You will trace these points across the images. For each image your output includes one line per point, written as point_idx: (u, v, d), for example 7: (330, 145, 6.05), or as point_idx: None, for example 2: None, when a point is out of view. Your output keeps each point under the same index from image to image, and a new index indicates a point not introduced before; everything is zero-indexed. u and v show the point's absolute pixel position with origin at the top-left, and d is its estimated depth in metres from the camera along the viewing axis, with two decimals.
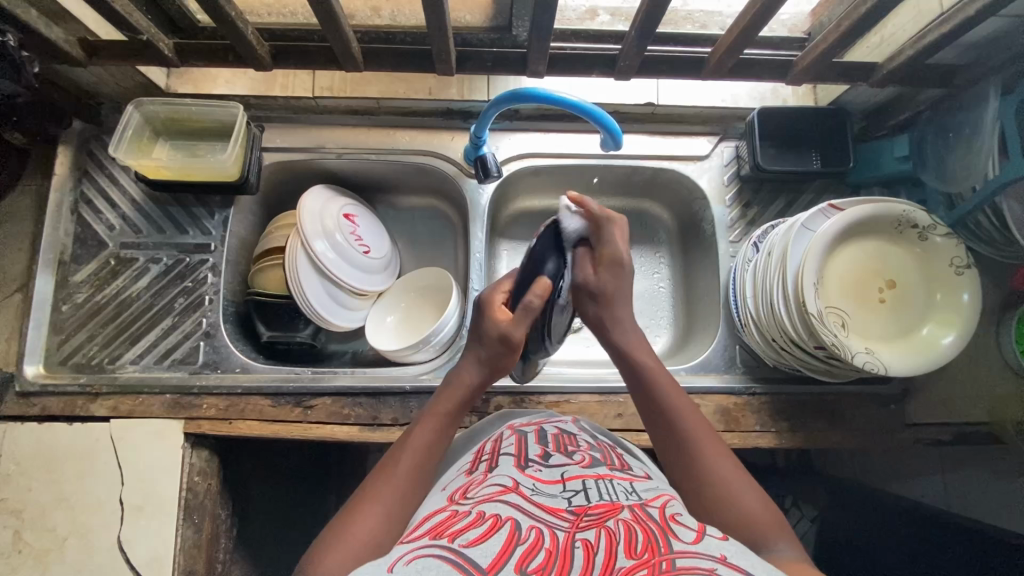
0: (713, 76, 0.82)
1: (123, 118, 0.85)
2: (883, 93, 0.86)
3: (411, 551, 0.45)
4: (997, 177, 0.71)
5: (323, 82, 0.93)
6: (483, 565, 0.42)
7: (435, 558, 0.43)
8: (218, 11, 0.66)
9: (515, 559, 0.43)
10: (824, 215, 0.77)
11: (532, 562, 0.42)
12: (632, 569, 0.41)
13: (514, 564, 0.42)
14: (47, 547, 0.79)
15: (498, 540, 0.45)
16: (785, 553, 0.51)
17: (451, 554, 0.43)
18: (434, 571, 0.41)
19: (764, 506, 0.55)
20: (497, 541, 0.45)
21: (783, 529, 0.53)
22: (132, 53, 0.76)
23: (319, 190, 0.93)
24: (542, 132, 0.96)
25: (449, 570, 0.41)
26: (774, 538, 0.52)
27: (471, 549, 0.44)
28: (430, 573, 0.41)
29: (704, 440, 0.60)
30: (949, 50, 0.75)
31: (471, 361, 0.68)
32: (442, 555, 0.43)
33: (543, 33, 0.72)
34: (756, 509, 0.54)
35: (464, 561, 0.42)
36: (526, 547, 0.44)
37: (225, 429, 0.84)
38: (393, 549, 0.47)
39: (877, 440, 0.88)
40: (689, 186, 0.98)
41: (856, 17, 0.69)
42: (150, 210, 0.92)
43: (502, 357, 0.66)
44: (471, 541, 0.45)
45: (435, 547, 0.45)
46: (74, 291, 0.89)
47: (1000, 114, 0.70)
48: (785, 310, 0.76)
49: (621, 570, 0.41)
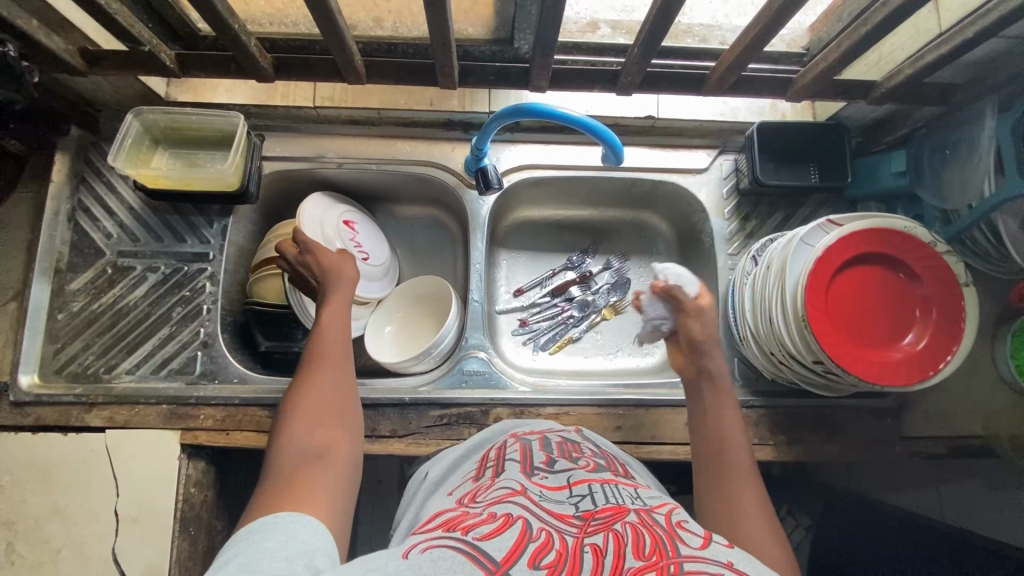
0: (713, 92, 0.83)
1: (122, 127, 0.84)
2: (880, 109, 0.87)
3: (425, 541, 0.45)
4: (991, 195, 0.72)
5: (324, 92, 0.94)
6: (497, 559, 0.42)
7: (449, 548, 0.43)
8: (223, 25, 0.67)
9: (529, 555, 0.43)
10: (822, 230, 0.77)
11: (544, 559, 0.43)
12: (642, 571, 0.42)
13: (527, 559, 0.43)
14: (40, 560, 0.78)
15: (511, 535, 0.45)
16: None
17: (464, 546, 0.44)
18: (450, 562, 0.41)
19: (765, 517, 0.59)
20: (509, 537, 0.45)
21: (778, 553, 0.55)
22: (133, 63, 0.75)
23: (317, 199, 0.91)
24: (542, 144, 0.97)
25: (464, 562, 0.41)
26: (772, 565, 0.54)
27: (485, 543, 0.44)
28: (445, 563, 0.41)
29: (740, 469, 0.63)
30: (946, 69, 0.76)
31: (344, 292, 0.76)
32: (457, 547, 0.43)
33: (547, 47, 0.72)
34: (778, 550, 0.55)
35: (478, 553, 0.43)
36: (538, 545, 0.44)
37: (222, 441, 0.84)
38: (407, 540, 0.47)
39: (874, 453, 0.89)
40: (688, 199, 0.98)
41: (856, 37, 0.70)
42: (148, 219, 0.92)
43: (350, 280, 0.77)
44: (485, 535, 0.45)
45: (450, 538, 0.45)
46: (70, 300, 0.89)
47: (995, 132, 0.71)
48: (783, 324, 0.77)
49: (630, 571, 0.42)
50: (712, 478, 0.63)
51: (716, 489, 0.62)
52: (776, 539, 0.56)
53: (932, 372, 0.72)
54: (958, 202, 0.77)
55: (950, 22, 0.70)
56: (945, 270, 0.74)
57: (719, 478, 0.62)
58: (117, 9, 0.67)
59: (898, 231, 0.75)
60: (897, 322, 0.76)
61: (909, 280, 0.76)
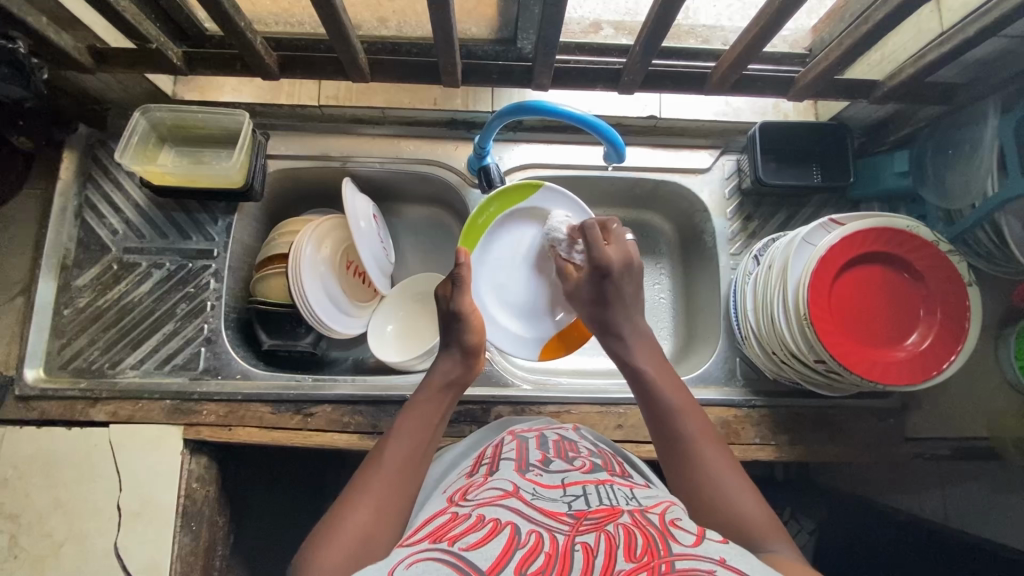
0: (715, 92, 0.83)
1: (129, 126, 0.85)
2: (883, 110, 0.87)
3: (410, 556, 0.44)
4: (996, 194, 0.71)
5: (329, 91, 0.93)
6: (483, 569, 0.42)
7: (435, 561, 0.43)
8: (228, 23, 0.67)
9: (516, 562, 0.43)
10: (824, 229, 0.78)
11: (532, 565, 0.42)
12: (632, 572, 0.41)
13: (514, 566, 0.42)
14: (43, 554, 0.79)
15: (498, 543, 0.45)
16: (781, 553, 0.51)
17: (451, 558, 0.43)
18: None
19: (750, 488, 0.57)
20: (497, 545, 0.45)
21: (770, 523, 0.54)
22: (140, 62, 0.76)
23: (352, 185, 0.90)
24: (546, 143, 0.97)
25: (450, 573, 0.41)
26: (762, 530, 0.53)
27: (472, 552, 0.44)
28: None
29: (709, 448, 0.61)
30: (948, 68, 0.76)
31: (448, 364, 0.72)
32: (442, 559, 0.43)
33: (549, 46, 0.73)
34: (760, 516, 0.54)
35: (465, 562, 0.42)
36: (526, 551, 0.44)
37: (225, 436, 0.85)
38: (394, 552, 0.46)
39: (877, 454, 0.88)
40: (690, 199, 0.98)
41: (857, 37, 0.71)
42: (154, 216, 0.92)
43: (463, 331, 0.72)
44: (471, 544, 0.45)
45: (436, 550, 0.44)
46: (75, 296, 0.89)
47: (998, 131, 0.72)
48: (784, 323, 0.77)
49: (620, 573, 0.41)
50: (676, 464, 0.61)
51: (682, 471, 0.60)
52: (757, 501, 0.56)
53: (934, 371, 0.72)
54: (963, 201, 0.77)
55: (951, 21, 0.70)
56: (943, 261, 0.73)
57: (685, 464, 0.60)
58: (126, 6, 0.68)
59: (899, 229, 0.74)
60: (898, 320, 0.76)
61: (910, 278, 0.76)
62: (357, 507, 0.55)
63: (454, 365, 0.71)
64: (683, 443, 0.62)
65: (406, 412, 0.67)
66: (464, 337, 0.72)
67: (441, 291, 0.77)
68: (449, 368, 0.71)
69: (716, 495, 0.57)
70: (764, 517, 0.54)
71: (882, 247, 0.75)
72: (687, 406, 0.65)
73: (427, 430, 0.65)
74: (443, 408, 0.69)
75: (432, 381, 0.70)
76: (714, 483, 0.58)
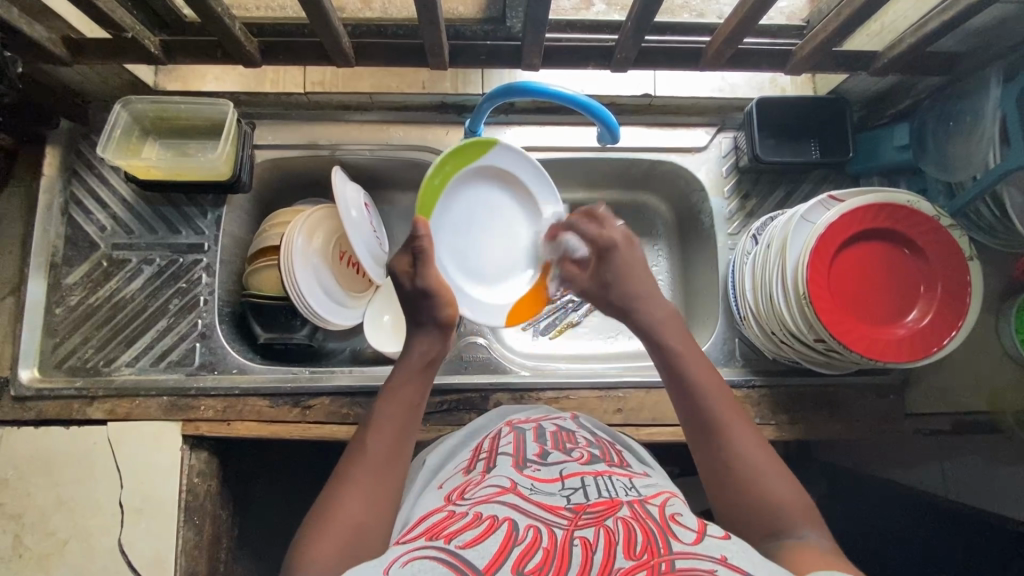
0: (711, 67, 0.81)
1: (110, 118, 0.83)
2: (883, 81, 0.85)
3: (408, 553, 0.44)
4: (997, 166, 0.70)
5: (314, 76, 0.91)
6: (479, 568, 0.42)
7: (431, 560, 0.43)
8: (204, 9, 0.65)
9: (513, 560, 0.42)
10: (824, 206, 0.76)
11: (530, 562, 0.42)
12: (631, 571, 0.41)
13: (510, 565, 0.42)
14: (48, 551, 0.79)
15: (496, 539, 0.45)
16: (804, 536, 0.51)
17: (447, 557, 0.43)
18: None
19: (784, 475, 0.56)
20: (493, 542, 0.44)
21: (800, 502, 0.54)
22: (117, 52, 0.74)
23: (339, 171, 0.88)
24: (537, 125, 0.95)
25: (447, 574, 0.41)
26: (796, 514, 0.53)
27: (467, 551, 0.43)
28: None
29: (740, 427, 0.60)
30: (949, 38, 0.74)
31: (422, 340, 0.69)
32: (439, 557, 0.43)
33: (538, 25, 0.71)
34: (792, 500, 0.54)
35: (461, 563, 0.42)
36: (523, 547, 0.44)
37: (223, 430, 0.84)
38: (389, 550, 0.46)
39: (878, 431, 0.88)
40: (687, 177, 0.97)
41: (856, 6, 0.68)
42: (141, 211, 0.91)
43: (434, 309, 0.69)
44: (468, 542, 0.44)
45: (432, 548, 0.44)
46: (66, 294, 0.88)
47: (1001, 102, 0.70)
48: (784, 304, 0.76)
49: (619, 572, 0.41)
50: (705, 445, 0.60)
51: (712, 451, 0.59)
52: (788, 484, 0.56)
53: (936, 348, 0.72)
54: (963, 173, 0.76)
55: None
56: (948, 241, 0.72)
57: (714, 448, 0.59)
58: None
59: (900, 206, 0.73)
60: (901, 297, 0.75)
61: (912, 256, 0.75)
62: (348, 497, 0.55)
63: (432, 343, 0.69)
64: (715, 422, 0.60)
65: (385, 395, 0.65)
66: (437, 314, 0.69)
67: (399, 264, 0.71)
68: (429, 347, 0.68)
69: (748, 480, 0.56)
70: (791, 498, 0.54)
71: (883, 225, 0.73)
72: (714, 383, 0.63)
73: (409, 418, 0.63)
74: (422, 389, 0.67)
75: (409, 360, 0.67)
76: (747, 468, 0.57)
